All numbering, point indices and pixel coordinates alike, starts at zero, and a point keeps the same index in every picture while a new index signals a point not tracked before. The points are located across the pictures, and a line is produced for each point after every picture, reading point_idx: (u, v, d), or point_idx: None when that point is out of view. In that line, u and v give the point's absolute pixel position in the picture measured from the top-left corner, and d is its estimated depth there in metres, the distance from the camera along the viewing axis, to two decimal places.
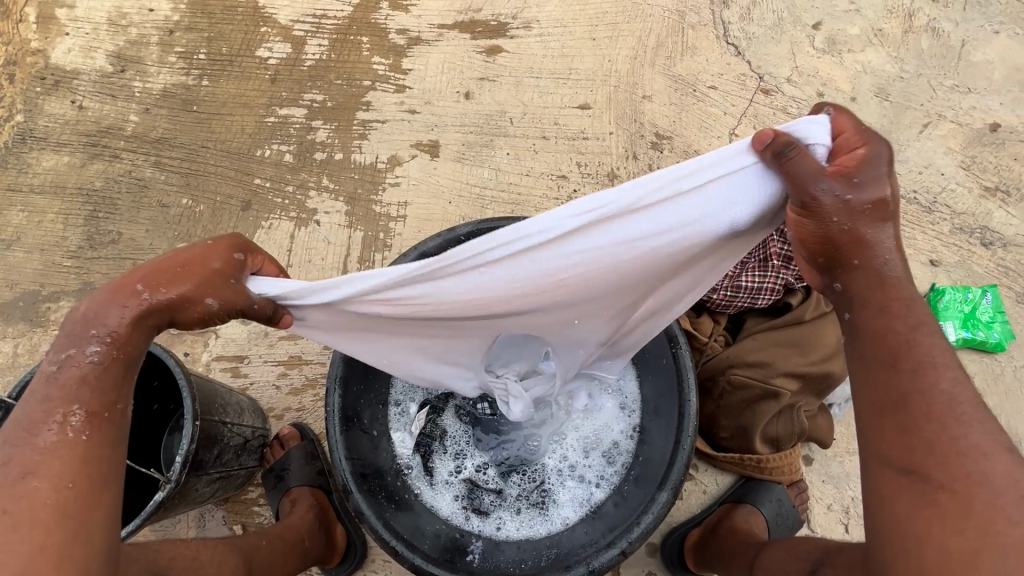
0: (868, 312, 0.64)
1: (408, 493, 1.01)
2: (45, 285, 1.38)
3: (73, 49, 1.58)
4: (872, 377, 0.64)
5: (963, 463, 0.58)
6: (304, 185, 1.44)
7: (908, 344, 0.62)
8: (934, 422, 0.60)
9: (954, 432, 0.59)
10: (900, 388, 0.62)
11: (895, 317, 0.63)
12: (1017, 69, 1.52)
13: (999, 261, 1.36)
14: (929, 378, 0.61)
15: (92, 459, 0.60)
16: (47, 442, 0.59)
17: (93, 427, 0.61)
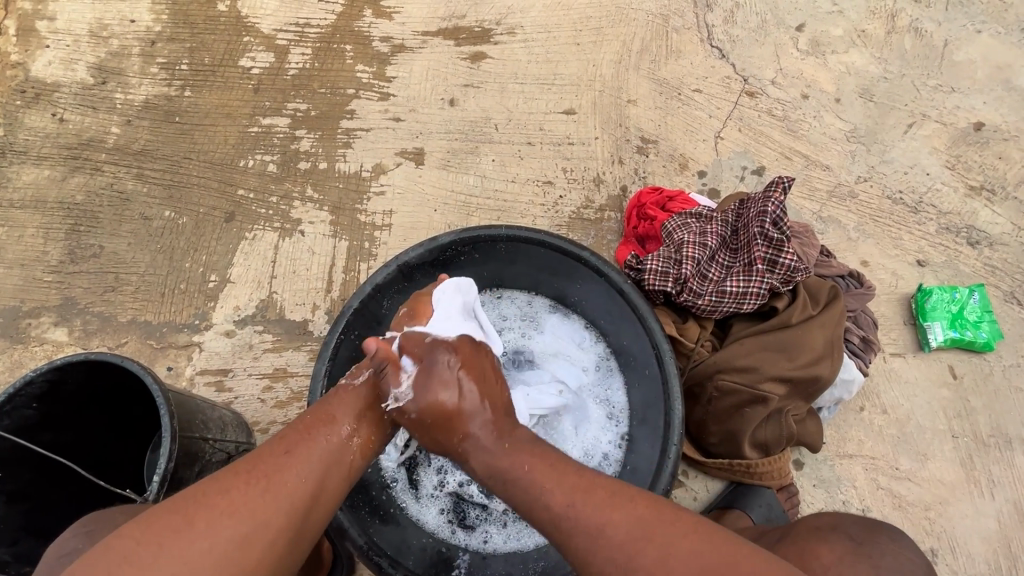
0: (513, 485, 0.73)
1: (393, 507, 0.99)
2: (25, 301, 1.36)
3: (53, 61, 1.56)
4: (546, 522, 0.70)
5: (647, 542, 0.65)
6: (288, 196, 1.43)
7: (552, 480, 0.72)
8: (608, 527, 0.67)
9: (627, 519, 0.67)
10: (552, 521, 0.69)
11: (534, 465, 0.74)
12: (1000, 68, 1.53)
13: (986, 260, 1.36)
14: (562, 499, 0.70)
15: (333, 478, 0.72)
16: (319, 448, 0.73)
17: (347, 451, 0.75)
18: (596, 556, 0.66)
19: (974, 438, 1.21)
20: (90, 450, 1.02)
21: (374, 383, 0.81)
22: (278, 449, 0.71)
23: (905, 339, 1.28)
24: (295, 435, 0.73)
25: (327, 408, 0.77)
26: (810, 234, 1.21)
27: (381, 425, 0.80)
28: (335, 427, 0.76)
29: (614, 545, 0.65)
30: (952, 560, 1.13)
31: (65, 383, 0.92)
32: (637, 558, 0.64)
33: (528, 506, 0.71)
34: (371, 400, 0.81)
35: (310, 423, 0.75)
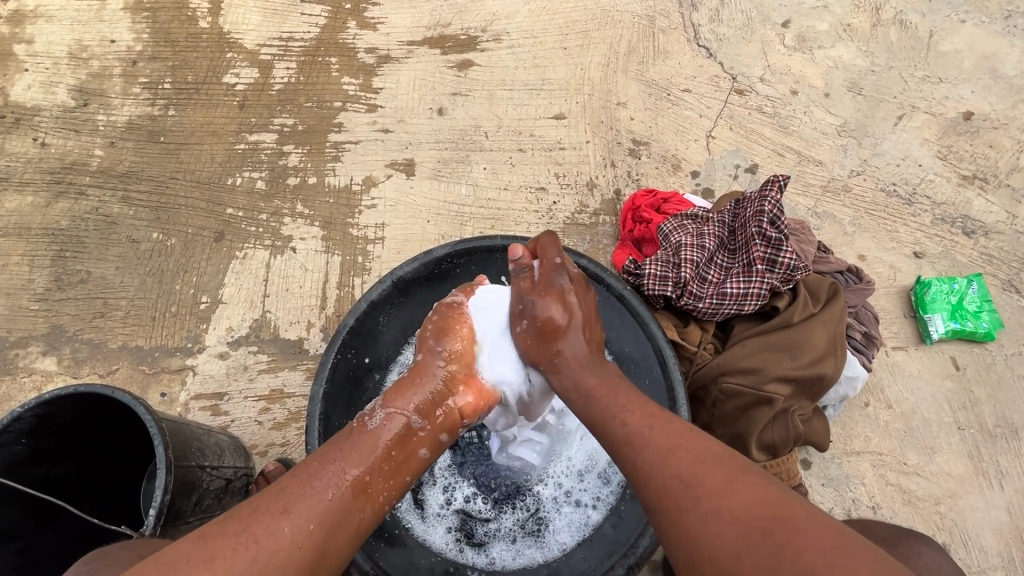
0: (594, 404, 0.77)
1: (398, 529, 0.97)
2: (11, 330, 1.33)
3: (33, 85, 1.53)
4: (618, 437, 0.72)
5: (712, 466, 0.64)
6: (278, 213, 1.41)
7: (636, 408, 0.74)
8: (680, 449, 0.67)
9: (695, 447, 0.67)
10: (626, 436, 0.71)
11: (611, 391, 0.78)
12: (986, 57, 1.53)
13: (982, 249, 1.36)
14: (637, 418, 0.72)
15: (335, 540, 0.67)
16: (319, 504, 0.67)
17: (353, 506, 0.70)
18: (659, 471, 0.65)
19: (980, 429, 1.20)
20: (81, 483, 0.99)
21: (388, 424, 0.77)
22: (274, 507, 0.66)
23: (906, 332, 1.27)
24: (293, 488, 0.68)
25: (332, 457, 0.72)
26: (807, 231, 1.20)
27: (391, 474, 0.75)
28: (339, 478, 0.70)
29: (678, 462, 0.65)
30: (965, 554, 1.13)
31: (56, 417, 0.89)
32: (697, 481, 0.62)
33: (600, 427, 0.75)
34: (378, 447, 0.75)
35: (312, 471, 0.70)
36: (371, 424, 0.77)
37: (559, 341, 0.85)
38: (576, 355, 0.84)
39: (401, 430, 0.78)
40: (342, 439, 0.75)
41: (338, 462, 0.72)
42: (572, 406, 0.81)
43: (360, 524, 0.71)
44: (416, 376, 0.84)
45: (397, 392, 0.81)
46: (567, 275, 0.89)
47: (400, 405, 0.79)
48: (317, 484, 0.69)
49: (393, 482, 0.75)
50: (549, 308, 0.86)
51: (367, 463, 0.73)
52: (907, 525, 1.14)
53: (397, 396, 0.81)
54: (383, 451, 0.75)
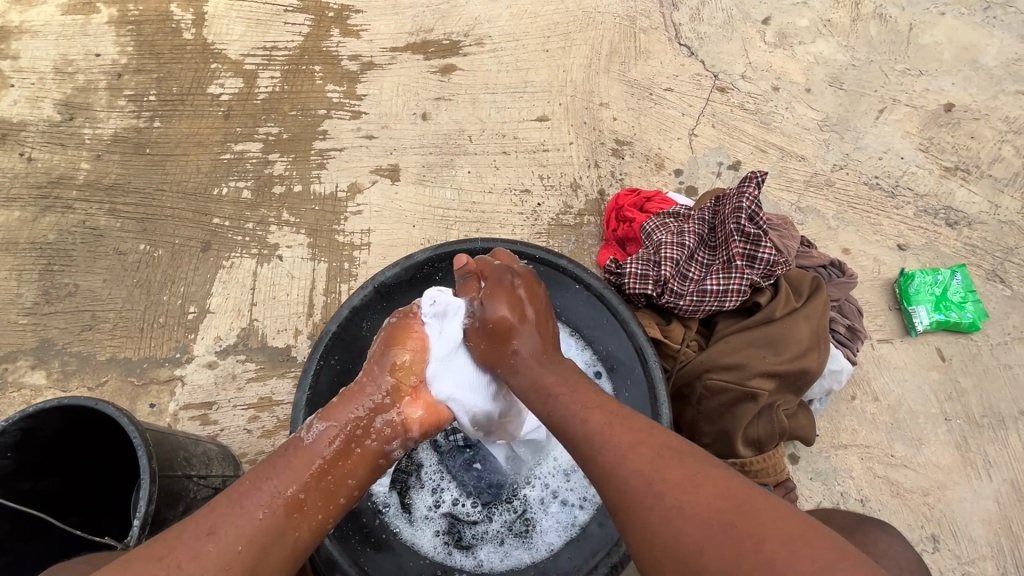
0: (553, 402, 0.76)
1: (386, 533, 0.97)
2: (0, 345, 1.33)
3: (19, 100, 1.54)
4: (577, 436, 0.71)
5: (671, 462, 0.65)
6: (264, 221, 1.41)
7: (591, 403, 0.74)
8: (641, 446, 0.67)
9: (658, 445, 0.67)
10: (584, 437, 0.70)
11: (569, 390, 0.77)
12: (966, 49, 1.54)
13: (966, 240, 1.36)
14: (597, 418, 0.71)
15: (266, 560, 0.68)
16: (249, 524, 0.68)
17: (286, 526, 0.70)
18: (619, 468, 0.66)
19: (967, 419, 1.21)
20: (69, 494, 1.00)
21: (326, 440, 0.77)
22: (201, 530, 0.66)
23: (891, 324, 1.27)
24: (222, 510, 0.68)
25: (261, 478, 0.72)
26: (789, 225, 1.21)
27: (329, 491, 0.75)
28: (270, 496, 0.71)
29: (639, 459, 0.66)
30: (955, 544, 1.13)
31: (41, 430, 0.89)
32: (660, 478, 0.64)
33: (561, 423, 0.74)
34: (314, 464, 0.75)
35: (243, 491, 0.71)
36: (307, 439, 0.76)
37: (514, 339, 0.85)
38: (529, 356, 0.83)
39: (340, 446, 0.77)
40: (273, 461, 0.74)
41: (270, 483, 0.71)
42: (532, 407, 0.79)
43: (293, 544, 0.71)
44: (352, 391, 0.82)
45: (336, 404, 0.80)
46: (513, 273, 0.91)
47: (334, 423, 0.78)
48: (244, 503, 0.69)
49: (331, 503, 0.75)
50: (499, 307, 0.86)
51: (301, 481, 0.73)
52: (896, 517, 1.14)
53: (336, 408, 0.80)
54: (319, 469, 0.75)
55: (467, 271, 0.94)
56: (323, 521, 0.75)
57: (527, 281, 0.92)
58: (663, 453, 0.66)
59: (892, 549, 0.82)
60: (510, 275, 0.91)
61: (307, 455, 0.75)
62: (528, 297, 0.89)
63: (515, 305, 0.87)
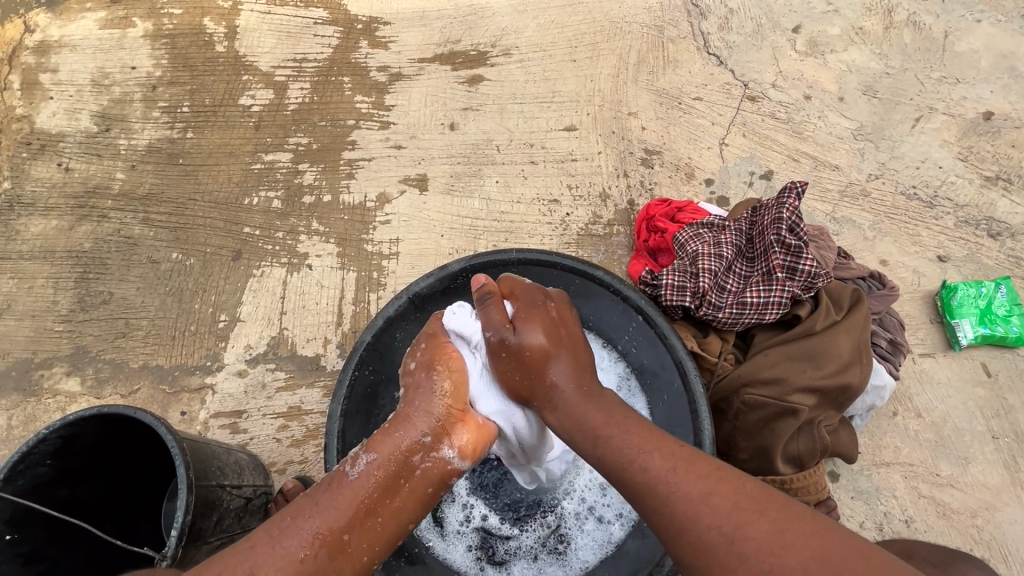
0: (603, 446, 0.73)
1: (419, 547, 0.96)
2: (37, 352, 1.35)
3: (57, 112, 1.58)
4: (639, 484, 0.68)
5: (757, 516, 0.62)
6: (294, 230, 1.42)
7: (649, 446, 0.71)
8: (714, 496, 0.64)
9: (731, 493, 0.65)
10: (647, 484, 0.68)
11: (620, 428, 0.74)
12: (1004, 56, 1.51)
13: (1008, 251, 1.33)
14: (659, 463, 0.69)
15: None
16: (289, 565, 0.68)
17: (330, 568, 0.70)
18: (697, 525, 0.63)
19: (1016, 438, 1.16)
20: (105, 503, 1.01)
21: (373, 473, 0.75)
22: (242, 568, 0.67)
23: (933, 338, 1.24)
24: (264, 549, 0.68)
25: (310, 513, 0.72)
26: (827, 237, 1.18)
27: (380, 531, 0.74)
28: (310, 534, 0.70)
29: (717, 513, 0.63)
30: (1007, 569, 1.08)
31: (80, 438, 0.90)
32: (743, 538, 0.61)
33: (616, 466, 0.71)
34: (362, 500, 0.74)
35: (286, 527, 0.71)
36: (352, 474, 0.75)
37: (548, 367, 0.81)
38: (565, 388, 0.79)
39: (393, 480, 0.76)
40: (322, 495, 0.73)
41: (319, 522, 0.71)
42: (575, 446, 0.76)
43: None
44: (400, 419, 0.80)
45: (384, 435, 0.79)
46: (543, 294, 0.88)
47: (380, 453, 0.77)
48: (284, 538, 0.69)
49: (376, 542, 0.73)
50: (533, 332, 0.83)
51: (351, 517, 0.72)
52: (943, 540, 1.10)
53: (381, 439, 0.78)
54: (365, 505, 0.74)
55: (487, 296, 0.86)
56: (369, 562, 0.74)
57: (558, 303, 0.89)
58: (739, 501, 0.64)
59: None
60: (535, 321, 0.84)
61: (356, 489, 0.74)
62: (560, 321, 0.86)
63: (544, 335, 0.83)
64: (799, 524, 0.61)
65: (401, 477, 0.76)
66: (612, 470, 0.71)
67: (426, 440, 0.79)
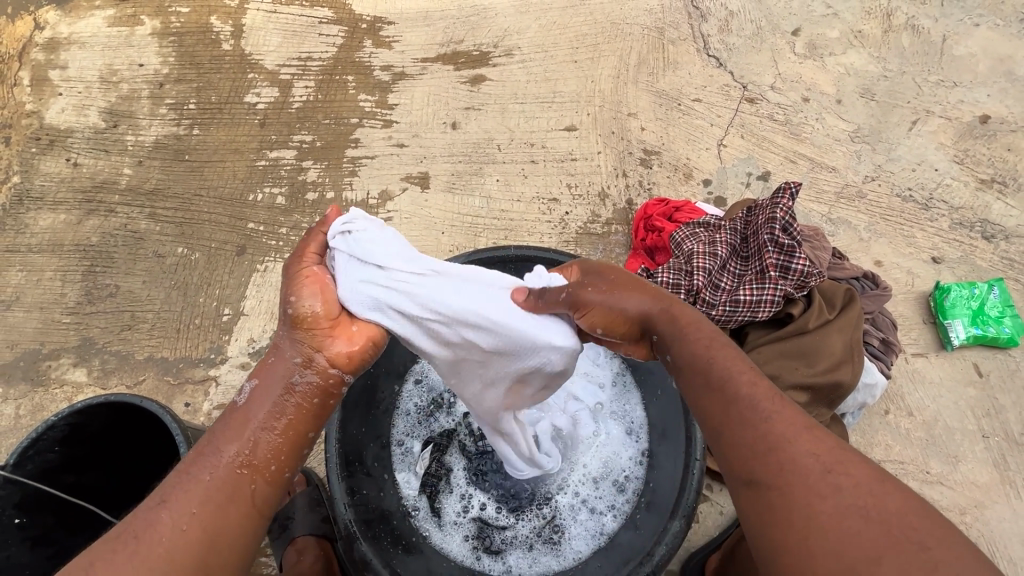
0: (709, 361, 0.70)
1: (416, 536, 0.98)
2: (45, 343, 1.38)
3: (66, 108, 1.60)
4: (738, 399, 0.66)
5: (852, 461, 0.59)
6: (298, 226, 1.45)
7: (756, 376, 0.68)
8: (814, 431, 0.62)
9: (832, 438, 0.62)
10: (750, 400, 0.65)
11: (733, 355, 0.70)
12: (1002, 61, 1.52)
13: (1002, 254, 1.34)
14: (765, 390, 0.66)
15: (227, 520, 0.64)
16: (197, 488, 0.65)
17: (242, 482, 0.67)
18: (789, 447, 0.60)
19: (1006, 437, 1.18)
20: (110, 489, 1.04)
21: (256, 397, 0.71)
22: (152, 501, 0.65)
23: (926, 338, 1.25)
24: (170, 484, 0.66)
25: (208, 442, 0.69)
26: (821, 237, 1.20)
27: (282, 443, 0.70)
28: (216, 459, 0.67)
29: (813, 443, 0.60)
30: (996, 566, 1.09)
31: (88, 426, 0.92)
32: (840, 471, 0.57)
33: (720, 379, 0.68)
34: (255, 422, 0.70)
35: (189, 460, 0.68)
36: (241, 401, 0.71)
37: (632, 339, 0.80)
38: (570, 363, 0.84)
39: (279, 401, 0.71)
40: (217, 424, 0.70)
41: (220, 447, 0.68)
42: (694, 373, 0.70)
43: (255, 499, 0.67)
44: (270, 356, 0.74)
45: (261, 364, 0.74)
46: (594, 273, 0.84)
47: (259, 381, 0.72)
48: (189, 469, 0.66)
49: (285, 454, 0.71)
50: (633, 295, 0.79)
51: (249, 436, 0.69)
52: None
53: (264, 368, 0.73)
54: (262, 425, 0.70)
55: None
56: (285, 473, 0.71)
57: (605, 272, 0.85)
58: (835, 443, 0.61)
59: None
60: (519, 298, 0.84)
61: (247, 415, 0.70)
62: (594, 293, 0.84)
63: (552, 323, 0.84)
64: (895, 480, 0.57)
65: (292, 397, 0.72)
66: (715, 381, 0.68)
67: (297, 359, 0.73)
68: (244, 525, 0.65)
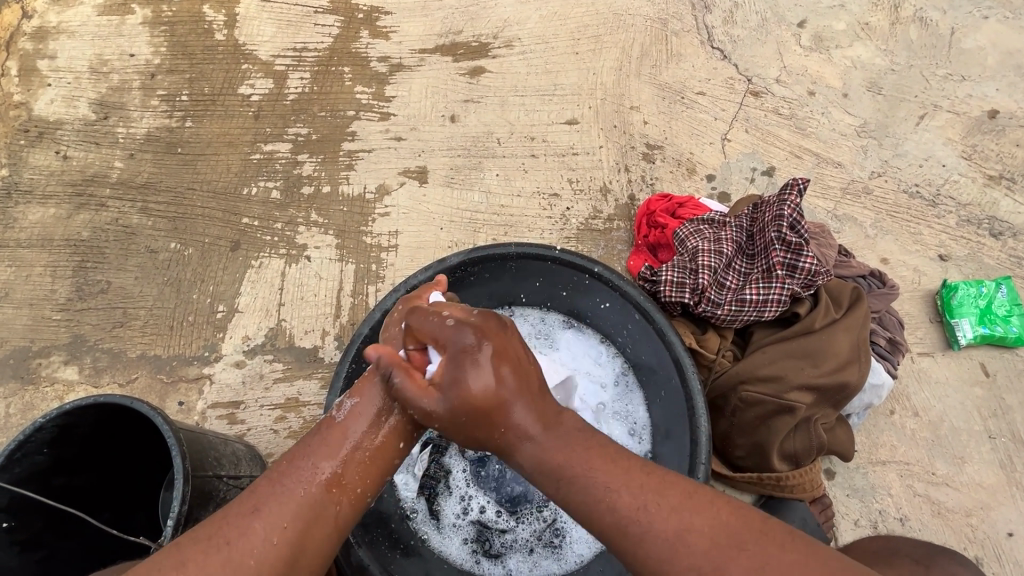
0: (568, 486, 0.66)
1: (415, 539, 0.96)
2: (35, 340, 1.35)
3: (55, 99, 1.56)
4: (606, 522, 0.65)
5: (733, 550, 0.61)
6: (293, 222, 1.42)
7: (619, 479, 0.66)
8: (689, 533, 0.62)
9: (708, 524, 0.63)
10: (616, 523, 0.64)
11: (586, 461, 0.67)
12: (1011, 54, 1.49)
13: (1010, 251, 1.32)
14: (626, 501, 0.64)
15: (313, 537, 0.67)
16: (290, 501, 0.67)
17: (327, 504, 0.68)
18: (675, 564, 0.61)
19: (1012, 438, 1.17)
20: (100, 490, 1.01)
21: (354, 415, 0.73)
22: (245, 508, 0.67)
23: (932, 337, 1.24)
24: (263, 490, 0.68)
25: (299, 456, 0.70)
26: (827, 234, 1.18)
27: (371, 466, 0.71)
28: (311, 474, 0.69)
29: (694, 553, 0.61)
30: (1000, 568, 1.08)
31: (78, 426, 0.90)
32: (730, 567, 0.60)
33: (587, 513, 0.65)
34: (350, 443, 0.71)
35: (282, 470, 0.70)
36: (339, 417, 0.73)
37: (502, 414, 0.68)
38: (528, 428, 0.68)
39: (375, 420, 0.73)
40: (312, 435, 0.73)
41: (313, 466, 0.69)
42: (543, 489, 0.68)
43: (337, 519, 0.69)
44: (375, 366, 0.76)
45: (363, 380, 0.76)
46: (472, 333, 0.70)
47: (358, 399, 0.74)
48: (280, 478, 0.69)
49: (371, 477, 0.71)
50: (468, 381, 0.67)
51: (342, 458, 0.70)
52: (938, 538, 1.10)
53: (363, 384, 0.75)
54: (354, 447, 0.71)
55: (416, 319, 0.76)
56: (363, 492, 0.71)
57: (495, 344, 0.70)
58: (710, 532, 0.62)
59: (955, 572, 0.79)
60: (467, 340, 0.69)
61: (340, 435, 0.72)
62: (495, 355, 0.69)
63: (484, 375, 0.67)
64: (774, 552, 0.61)
65: (383, 416, 0.73)
66: (580, 512, 0.65)
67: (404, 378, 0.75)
68: (325, 544, 0.68)
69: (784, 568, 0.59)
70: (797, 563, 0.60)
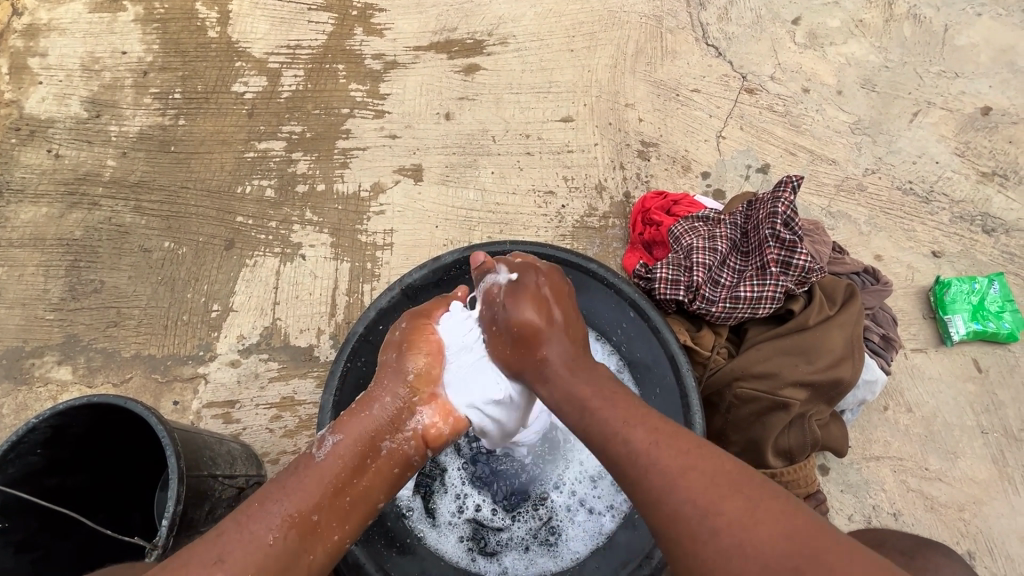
0: (590, 419, 0.73)
1: (410, 537, 0.96)
2: (27, 340, 1.34)
3: (47, 97, 1.55)
4: (618, 454, 0.69)
5: (727, 493, 0.62)
6: (287, 220, 1.41)
7: (636, 421, 0.70)
8: (690, 472, 0.64)
9: (708, 470, 0.65)
10: (626, 453, 0.68)
11: (610, 405, 0.73)
12: (1004, 51, 1.50)
13: (1003, 247, 1.33)
14: (639, 437, 0.69)
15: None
16: (257, 550, 0.67)
17: (300, 553, 0.70)
18: (667, 496, 0.63)
19: (1005, 433, 1.18)
20: (94, 491, 1.01)
21: (338, 454, 0.76)
22: (209, 554, 0.67)
23: (926, 334, 1.24)
24: (229, 534, 0.68)
25: (274, 496, 0.72)
26: (821, 231, 1.18)
27: (348, 511, 0.75)
28: (277, 520, 0.70)
29: (689, 489, 0.63)
30: (992, 561, 1.09)
31: (71, 427, 0.90)
32: (717, 509, 0.61)
33: (600, 447, 0.71)
34: (328, 481, 0.74)
35: (249, 513, 0.70)
36: (319, 456, 0.76)
37: None
38: (558, 362, 0.81)
39: (355, 462, 0.77)
40: (286, 475, 0.74)
41: (286, 509, 0.71)
42: None
43: (309, 568, 0.71)
44: (362, 403, 0.81)
45: (348, 418, 0.80)
46: (454, 360, 0.79)
47: (342, 440, 0.77)
48: (250, 518, 0.70)
49: (346, 522, 0.75)
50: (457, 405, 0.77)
51: (319, 499, 0.73)
52: (931, 533, 1.11)
53: (347, 422, 0.79)
54: (333, 489, 0.74)
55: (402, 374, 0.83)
56: (337, 539, 0.74)
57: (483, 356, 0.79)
58: (708, 475, 0.64)
59: (943, 565, 0.80)
60: None
61: (321, 475, 0.74)
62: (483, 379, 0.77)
63: None
64: (768, 502, 0.61)
65: (366, 458, 0.77)
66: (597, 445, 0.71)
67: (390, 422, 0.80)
68: None
69: (773, 517, 0.59)
70: (788, 516, 0.60)
